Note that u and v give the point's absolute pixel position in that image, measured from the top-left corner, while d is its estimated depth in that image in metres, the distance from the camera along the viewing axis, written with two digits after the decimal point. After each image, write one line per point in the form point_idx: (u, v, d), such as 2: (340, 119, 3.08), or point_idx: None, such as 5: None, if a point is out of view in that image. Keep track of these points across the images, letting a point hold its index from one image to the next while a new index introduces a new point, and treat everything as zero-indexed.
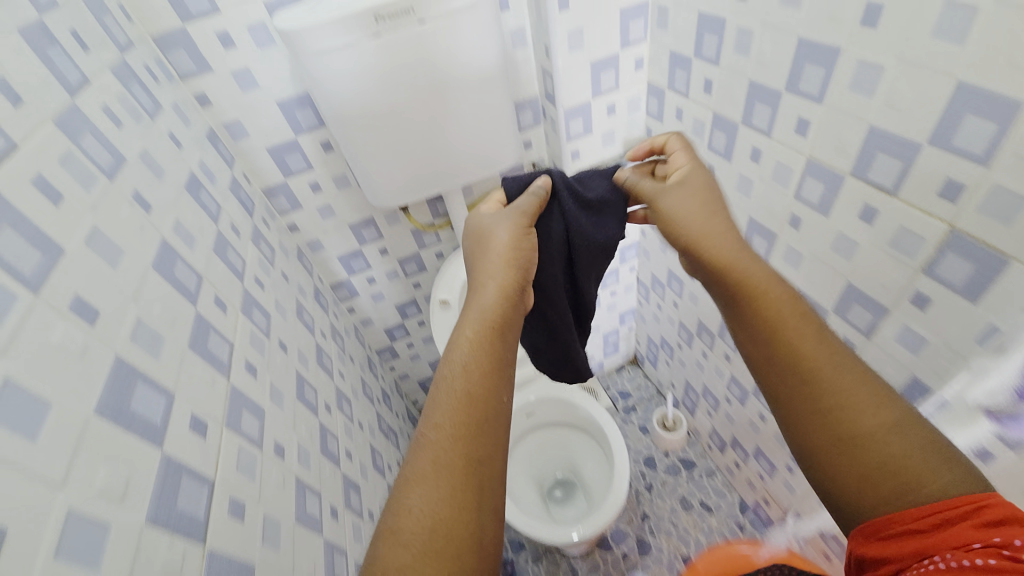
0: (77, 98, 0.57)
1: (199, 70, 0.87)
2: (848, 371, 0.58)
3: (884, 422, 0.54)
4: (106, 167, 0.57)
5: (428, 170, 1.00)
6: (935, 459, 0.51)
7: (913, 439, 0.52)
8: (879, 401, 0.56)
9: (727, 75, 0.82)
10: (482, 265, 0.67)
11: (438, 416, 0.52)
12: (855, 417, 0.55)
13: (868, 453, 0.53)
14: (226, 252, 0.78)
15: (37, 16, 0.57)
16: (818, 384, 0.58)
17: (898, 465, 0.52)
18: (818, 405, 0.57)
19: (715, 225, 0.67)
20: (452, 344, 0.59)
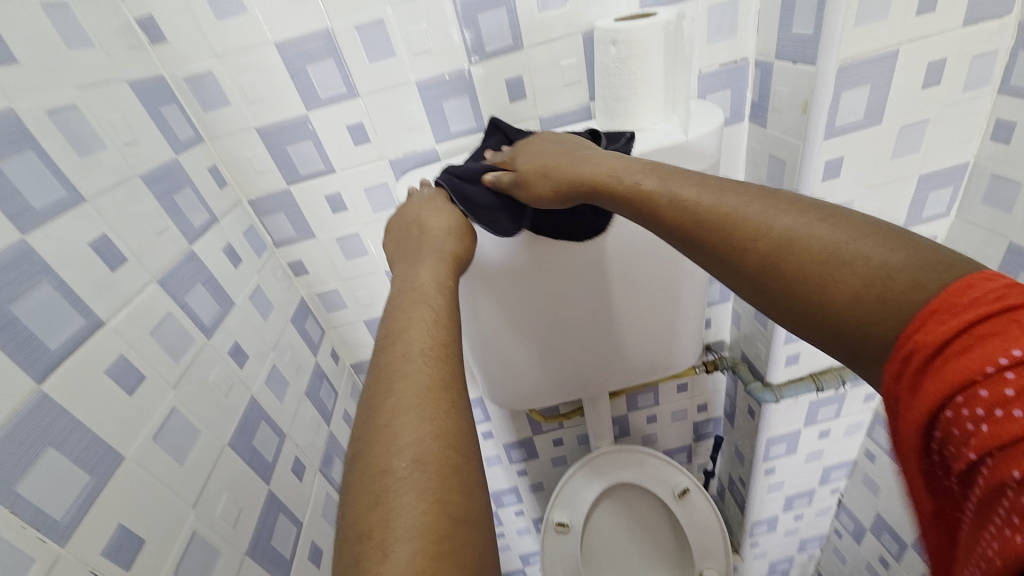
0: (196, 243, 0.51)
1: (299, 236, 0.67)
2: (760, 208, 0.33)
3: (819, 253, 0.29)
4: (207, 323, 0.50)
5: (614, 368, 0.73)
6: (931, 270, 0.25)
7: (838, 238, 0.29)
8: (814, 220, 0.31)
9: (962, 228, 0.62)
10: (427, 227, 0.47)
11: (413, 342, 0.32)
12: (789, 272, 0.30)
13: (812, 273, 0.29)
14: (317, 393, 0.68)
15: (176, 158, 0.52)
16: (728, 234, 0.34)
17: (874, 297, 0.26)
18: (746, 259, 0.33)
19: (573, 147, 0.49)
20: (409, 290, 0.39)
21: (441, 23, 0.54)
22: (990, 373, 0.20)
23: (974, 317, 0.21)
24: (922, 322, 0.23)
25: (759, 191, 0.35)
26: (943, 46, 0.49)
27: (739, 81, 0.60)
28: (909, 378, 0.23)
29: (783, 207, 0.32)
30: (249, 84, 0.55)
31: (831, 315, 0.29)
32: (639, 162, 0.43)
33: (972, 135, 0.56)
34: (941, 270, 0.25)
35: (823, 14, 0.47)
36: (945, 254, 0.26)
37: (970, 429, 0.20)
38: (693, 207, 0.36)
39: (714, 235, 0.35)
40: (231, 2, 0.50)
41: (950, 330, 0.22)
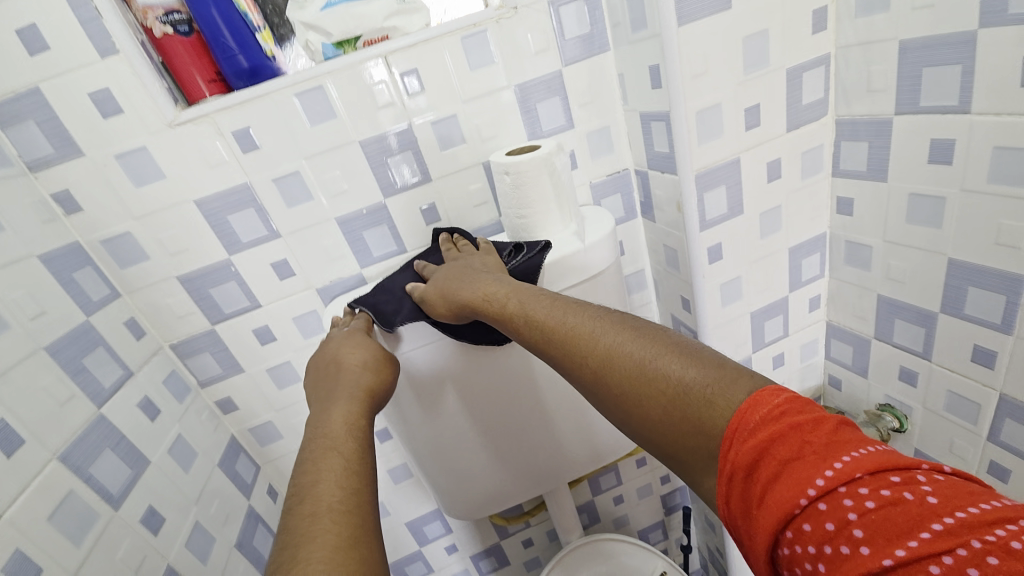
0: (107, 404, 0.50)
1: (227, 372, 0.65)
2: (590, 326, 0.39)
3: (633, 370, 0.35)
4: (116, 491, 0.47)
5: (564, 462, 0.74)
6: (720, 384, 0.31)
7: (642, 351, 0.36)
8: (630, 337, 0.37)
9: (838, 286, 0.71)
10: (344, 362, 0.49)
11: (320, 502, 0.33)
12: (615, 385, 0.36)
13: (630, 385, 0.35)
14: (252, 541, 0.63)
15: (88, 319, 0.52)
16: (567, 351, 0.40)
17: (681, 410, 0.32)
18: (581, 372, 0.39)
19: (457, 270, 0.54)
20: (323, 440, 0.40)
21: (353, 167, 0.59)
22: (805, 506, 0.25)
23: (766, 439, 0.27)
24: (729, 439, 0.29)
25: (591, 310, 0.41)
26: (775, 149, 0.60)
27: (626, 186, 0.69)
28: (738, 500, 0.28)
29: (613, 325, 0.39)
30: (169, 239, 0.57)
31: (644, 417, 0.34)
32: (508, 284, 0.49)
33: (822, 211, 0.67)
34: (733, 383, 0.31)
35: (673, 135, 0.56)
36: (728, 368, 0.32)
37: (810, 568, 0.24)
38: (545, 327, 0.42)
39: (561, 351, 0.40)
40: (148, 170, 0.54)
41: (754, 452, 0.28)
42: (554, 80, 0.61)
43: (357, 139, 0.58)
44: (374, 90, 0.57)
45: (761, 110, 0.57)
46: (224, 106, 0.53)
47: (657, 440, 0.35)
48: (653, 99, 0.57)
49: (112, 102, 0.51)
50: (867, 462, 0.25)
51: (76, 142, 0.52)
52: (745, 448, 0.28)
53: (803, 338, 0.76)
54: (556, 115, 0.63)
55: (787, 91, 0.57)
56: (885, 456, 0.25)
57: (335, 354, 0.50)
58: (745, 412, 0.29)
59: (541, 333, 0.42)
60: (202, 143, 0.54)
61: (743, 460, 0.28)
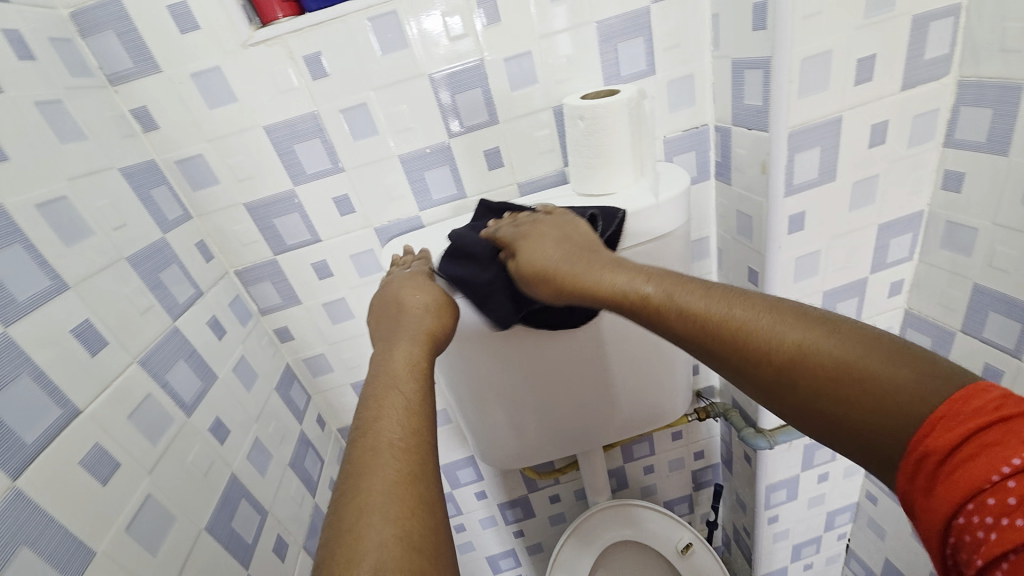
0: (181, 318, 0.52)
1: (285, 303, 0.67)
2: (755, 312, 0.36)
3: (822, 361, 0.32)
4: (189, 400, 0.49)
5: (602, 426, 0.73)
6: (921, 376, 0.28)
7: (828, 339, 0.32)
8: (799, 325, 0.34)
9: (926, 271, 0.65)
10: (406, 304, 0.48)
11: (379, 437, 0.34)
12: (804, 379, 0.32)
13: (811, 376, 0.32)
14: (302, 462, 0.67)
15: (164, 236, 0.53)
16: (735, 342, 0.36)
17: (882, 403, 0.29)
18: (744, 362, 0.35)
19: (572, 231, 0.50)
20: (384, 376, 0.40)
21: (420, 102, 0.57)
22: (995, 482, 0.23)
23: (971, 427, 0.25)
24: (931, 426, 0.26)
25: (744, 293, 0.38)
26: (884, 109, 0.54)
27: (703, 144, 0.64)
28: (926, 481, 0.26)
29: (779, 313, 0.35)
30: (238, 164, 0.58)
31: (828, 418, 0.31)
32: (634, 261, 0.46)
33: (923, 186, 0.60)
34: (905, 362, 0.29)
35: (770, 86, 0.51)
36: (911, 351, 0.30)
37: (982, 536, 0.23)
38: (686, 310, 0.39)
39: (714, 338, 0.37)
40: (221, 92, 0.54)
41: (953, 436, 0.26)
42: (642, 17, 0.56)
43: (428, 73, 0.56)
44: (447, 21, 0.54)
45: (874, 63, 0.51)
46: (298, 27, 0.52)
47: (848, 440, 0.31)
48: (751, 44, 0.51)
49: (190, 17, 0.50)
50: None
51: (155, 59, 0.52)
52: (943, 423, 0.26)
53: (875, 324, 0.71)
54: (637, 58, 0.58)
55: (908, 43, 0.51)
56: None
57: (395, 293, 0.50)
58: (957, 405, 0.26)
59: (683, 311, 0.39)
60: (275, 66, 0.53)
61: (931, 437, 0.26)
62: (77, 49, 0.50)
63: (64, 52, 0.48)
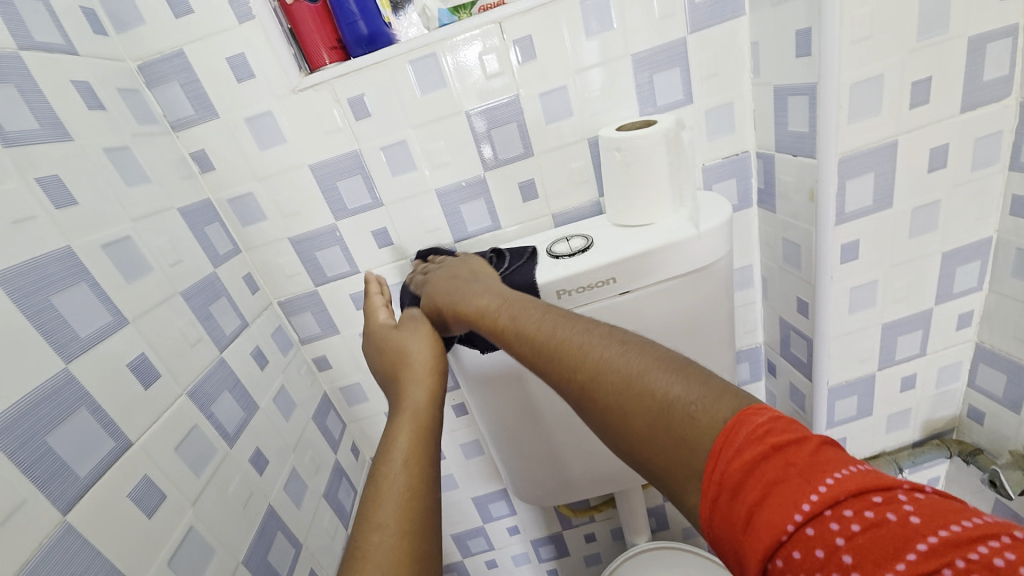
0: (227, 349, 0.54)
1: (324, 333, 0.69)
2: (581, 333, 0.37)
3: (625, 385, 0.32)
4: (232, 430, 0.51)
5: (644, 464, 0.70)
6: (715, 403, 0.28)
7: (636, 363, 0.32)
8: (620, 347, 0.34)
9: (998, 303, 0.60)
10: (409, 356, 0.49)
11: (386, 494, 0.36)
12: (605, 402, 0.33)
13: (620, 407, 0.32)
14: (336, 493, 0.67)
15: (214, 271, 0.56)
16: (550, 361, 0.37)
17: (668, 430, 0.29)
18: (569, 390, 0.36)
19: (458, 274, 0.53)
20: (388, 442, 0.41)
21: (457, 138, 0.59)
22: (792, 531, 0.22)
23: (752, 459, 0.25)
24: (715, 456, 0.26)
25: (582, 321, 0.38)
26: (942, 133, 0.51)
27: (744, 171, 0.62)
28: (720, 520, 0.25)
29: (604, 336, 0.36)
30: (284, 201, 0.60)
31: (646, 458, 0.31)
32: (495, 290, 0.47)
33: (990, 211, 0.56)
34: (714, 396, 0.28)
35: (816, 113, 0.49)
36: (721, 385, 0.29)
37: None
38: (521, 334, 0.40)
39: (546, 365, 0.37)
40: (272, 134, 0.57)
41: (740, 473, 0.25)
42: (678, 48, 0.55)
43: (465, 109, 0.57)
44: (483, 60, 0.55)
45: (930, 86, 0.48)
46: (344, 72, 0.55)
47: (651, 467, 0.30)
48: (795, 71, 0.50)
49: (246, 67, 0.54)
50: (852, 482, 0.23)
51: (213, 105, 0.55)
52: (729, 469, 0.25)
53: (941, 360, 0.65)
54: (673, 88, 0.57)
55: (965, 64, 0.48)
56: (870, 476, 0.23)
57: (400, 343, 0.51)
58: (733, 444, 0.26)
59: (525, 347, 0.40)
60: (321, 109, 0.56)
61: (724, 490, 0.25)
62: (144, 99, 0.54)
63: (132, 101, 0.52)
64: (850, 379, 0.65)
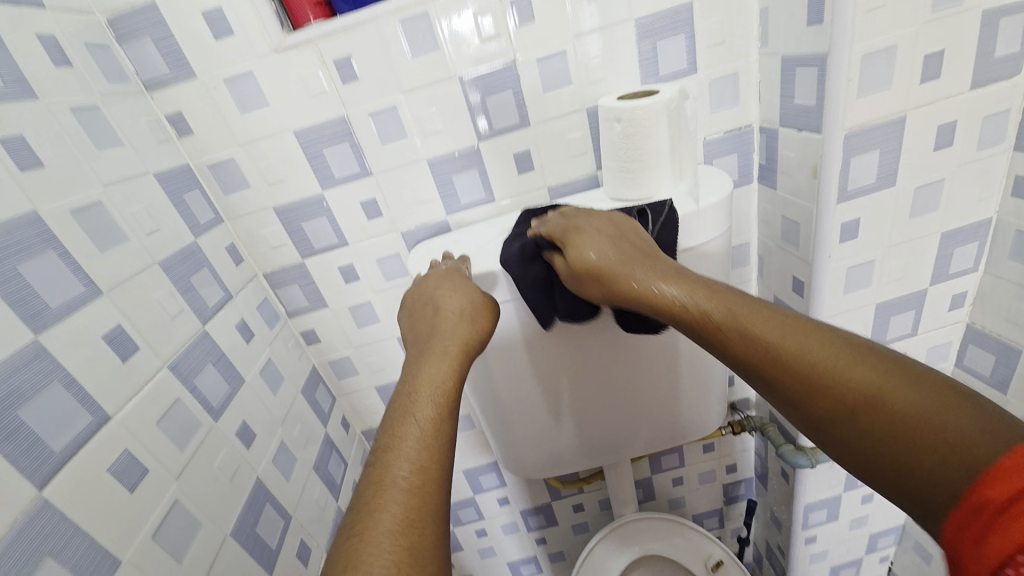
0: (210, 322, 0.52)
1: (312, 306, 0.67)
2: (811, 340, 0.34)
3: (874, 401, 0.30)
4: (217, 404, 0.50)
5: (631, 438, 0.71)
6: (982, 431, 0.26)
7: (872, 375, 0.31)
8: (860, 357, 0.32)
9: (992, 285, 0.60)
10: (442, 307, 0.47)
11: (395, 461, 0.33)
12: (831, 414, 0.32)
13: (867, 421, 0.30)
14: (326, 465, 0.67)
15: (196, 241, 0.54)
16: (778, 365, 0.34)
17: (932, 447, 0.27)
18: (815, 396, 0.33)
19: (632, 249, 0.45)
20: (411, 391, 0.39)
21: (450, 105, 0.56)
22: None
23: (1011, 479, 0.24)
24: (974, 476, 0.25)
25: (798, 322, 0.35)
26: (951, 109, 0.49)
27: (746, 145, 0.60)
28: (966, 533, 0.25)
29: (830, 341, 0.33)
30: (268, 168, 0.58)
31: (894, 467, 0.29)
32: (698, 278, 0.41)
33: (992, 192, 0.55)
34: (958, 408, 0.27)
35: (825, 86, 0.47)
36: (982, 403, 0.27)
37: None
38: (756, 339, 0.36)
39: (781, 369, 0.34)
40: (252, 96, 0.54)
41: (989, 496, 0.24)
42: (683, 13, 0.53)
43: (459, 74, 0.54)
44: (479, 20, 0.52)
45: (943, 59, 0.46)
46: (330, 30, 0.51)
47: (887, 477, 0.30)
48: (805, 39, 0.47)
49: (224, 22, 0.50)
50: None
51: (189, 64, 0.52)
52: (974, 490, 0.25)
53: (931, 340, 0.65)
54: (677, 57, 0.55)
55: (979, 38, 0.46)
56: None
57: (430, 296, 0.48)
58: (999, 468, 0.24)
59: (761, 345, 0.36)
60: (305, 70, 0.53)
61: (965, 510, 0.25)
62: (114, 55, 0.50)
63: (100, 57, 0.49)
64: None
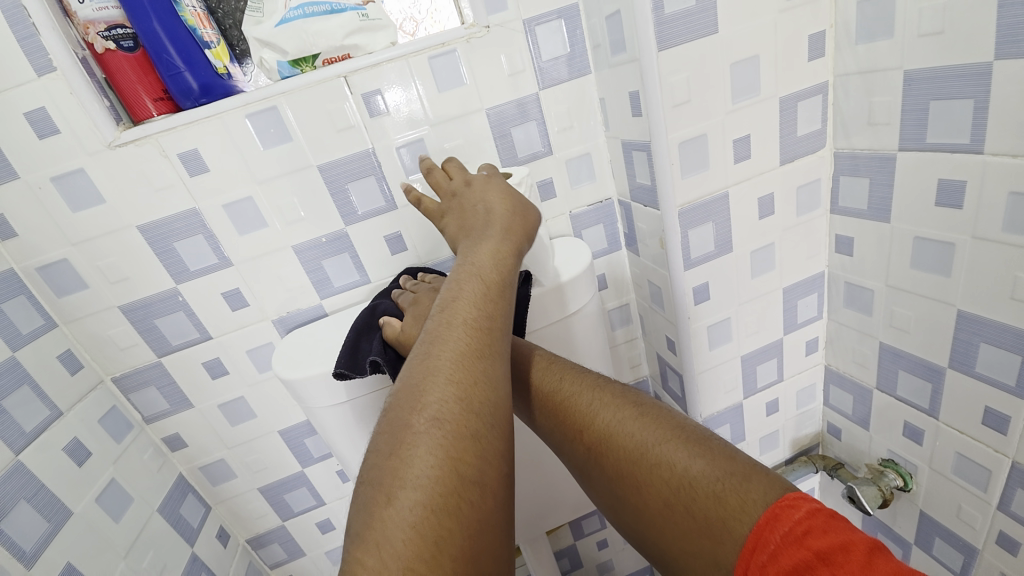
0: (25, 451, 0.47)
1: (174, 407, 0.61)
2: (591, 398, 0.40)
3: (634, 454, 0.36)
4: (29, 549, 0.44)
5: (549, 500, 0.68)
6: (731, 484, 0.32)
7: (641, 433, 0.37)
8: (633, 416, 0.38)
9: (837, 330, 0.66)
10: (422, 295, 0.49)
11: (431, 394, 0.34)
12: (611, 469, 0.37)
13: (634, 472, 0.36)
14: None
15: (13, 356, 0.48)
16: (562, 421, 0.41)
17: (682, 505, 0.33)
18: (577, 448, 0.40)
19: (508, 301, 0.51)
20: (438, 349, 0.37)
21: (311, 194, 0.56)
22: None
23: (796, 560, 0.28)
24: (746, 557, 0.30)
25: (595, 380, 0.42)
26: (767, 183, 0.55)
27: (609, 217, 0.64)
28: None
29: (610, 400, 0.40)
30: (110, 267, 0.53)
31: (654, 526, 0.35)
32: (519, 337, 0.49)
33: (819, 249, 0.62)
34: (712, 458, 0.34)
35: (654, 168, 0.51)
36: (739, 463, 0.33)
37: None
38: (551, 392, 0.42)
39: (560, 422, 0.41)
40: (87, 194, 0.50)
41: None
42: (531, 102, 0.57)
43: (316, 164, 0.54)
44: (334, 113, 0.53)
45: (750, 142, 0.53)
46: (170, 126, 0.50)
47: (655, 537, 0.36)
48: (634, 127, 0.52)
49: (48, 122, 0.47)
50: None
51: (9, 164, 0.48)
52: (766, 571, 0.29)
53: (798, 383, 0.71)
54: (533, 140, 0.59)
55: (780, 121, 0.53)
56: None
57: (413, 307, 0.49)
58: (772, 538, 0.29)
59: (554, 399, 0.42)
60: (146, 166, 0.51)
61: None
62: None
63: None
64: (721, 409, 0.69)
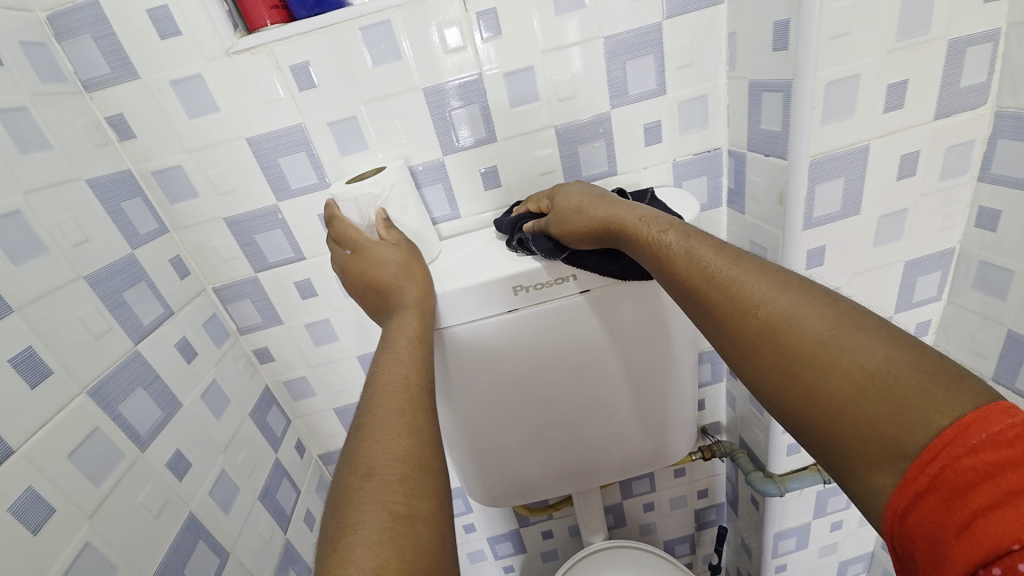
0: (143, 341, 0.49)
1: (265, 322, 0.63)
2: (764, 284, 0.34)
3: (816, 340, 0.30)
4: (143, 433, 0.47)
5: (606, 455, 0.67)
6: (933, 378, 0.26)
7: (824, 321, 0.30)
8: (809, 303, 0.32)
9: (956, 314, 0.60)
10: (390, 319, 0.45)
11: (371, 448, 0.32)
12: (775, 359, 0.32)
13: (813, 369, 0.30)
14: (275, 492, 0.63)
15: (132, 253, 0.51)
16: (725, 304, 0.35)
17: (876, 392, 0.27)
18: (743, 333, 0.34)
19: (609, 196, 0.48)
20: (368, 416, 0.35)
21: (415, 119, 0.54)
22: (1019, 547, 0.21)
23: (987, 464, 0.24)
24: (936, 450, 0.25)
25: (768, 268, 0.35)
26: (914, 140, 0.49)
27: (714, 168, 0.60)
28: (925, 523, 0.25)
29: (785, 285, 0.33)
30: (218, 177, 0.54)
31: (833, 429, 0.29)
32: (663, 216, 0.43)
33: (954, 222, 0.55)
34: (917, 359, 0.27)
35: (790, 112, 0.46)
36: (939, 362, 0.27)
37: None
38: (710, 275, 0.36)
39: (714, 306, 0.35)
40: (202, 101, 0.51)
41: (969, 474, 0.24)
42: (651, 34, 0.52)
43: (422, 87, 0.53)
44: (445, 34, 0.50)
45: (906, 89, 0.46)
46: (285, 35, 0.49)
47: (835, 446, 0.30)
48: (770, 66, 0.47)
49: (170, 22, 0.47)
50: None
51: (133, 65, 0.49)
52: (934, 477, 0.25)
53: None
54: (646, 77, 0.54)
55: (942, 67, 0.46)
56: None
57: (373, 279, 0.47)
58: (964, 437, 0.24)
59: (705, 287, 0.36)
60: (260, 76, 0.50)
61: (930, 494, 0.25)
62: (51, 54, 0.47)
63: (35, 57, 0.45)
64: None
